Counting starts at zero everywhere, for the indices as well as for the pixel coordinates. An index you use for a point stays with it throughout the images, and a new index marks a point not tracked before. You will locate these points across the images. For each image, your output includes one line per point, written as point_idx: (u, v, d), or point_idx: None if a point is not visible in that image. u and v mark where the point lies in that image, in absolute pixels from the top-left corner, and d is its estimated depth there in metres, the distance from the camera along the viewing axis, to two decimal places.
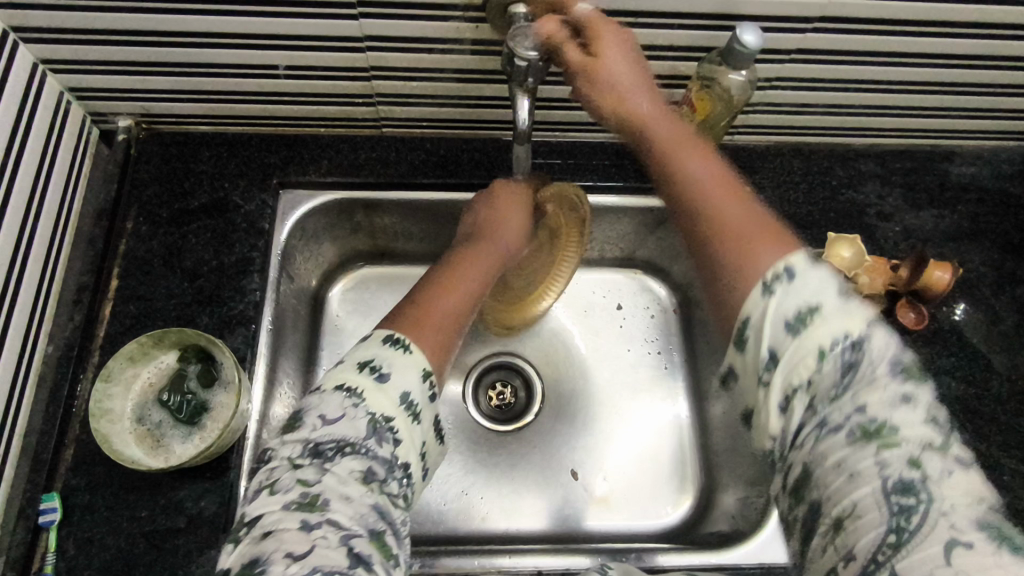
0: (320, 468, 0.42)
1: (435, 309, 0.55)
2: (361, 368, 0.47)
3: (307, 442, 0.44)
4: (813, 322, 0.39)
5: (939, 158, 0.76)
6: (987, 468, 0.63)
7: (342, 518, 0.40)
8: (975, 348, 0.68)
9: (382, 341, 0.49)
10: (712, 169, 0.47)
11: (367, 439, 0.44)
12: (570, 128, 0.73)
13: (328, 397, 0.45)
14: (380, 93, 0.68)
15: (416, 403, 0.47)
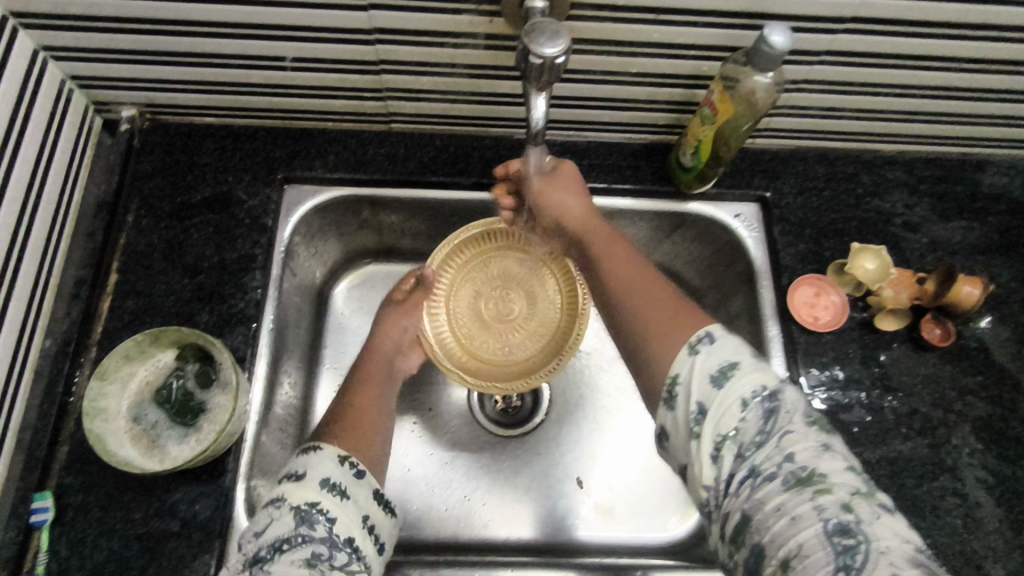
0: (263, 573, 0.43)
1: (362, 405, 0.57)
2: (283, 480, 0.48)
3: (246, 556, 0.44)
4: (734, 376, 0.45)
5: (970, 167, 0.73)
6: (1012, 493, 0.60)
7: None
8: (1003, 367, 0.65)
9: (300, 453, 0.51)
10: (639, 270, 0.57)
11: (298, 528, 0.45)
12: (585, 127, 0.70)
13: (256, 517, 0.46)
14: (390, 87, 0.65)
15: (339, 484, 0.48)
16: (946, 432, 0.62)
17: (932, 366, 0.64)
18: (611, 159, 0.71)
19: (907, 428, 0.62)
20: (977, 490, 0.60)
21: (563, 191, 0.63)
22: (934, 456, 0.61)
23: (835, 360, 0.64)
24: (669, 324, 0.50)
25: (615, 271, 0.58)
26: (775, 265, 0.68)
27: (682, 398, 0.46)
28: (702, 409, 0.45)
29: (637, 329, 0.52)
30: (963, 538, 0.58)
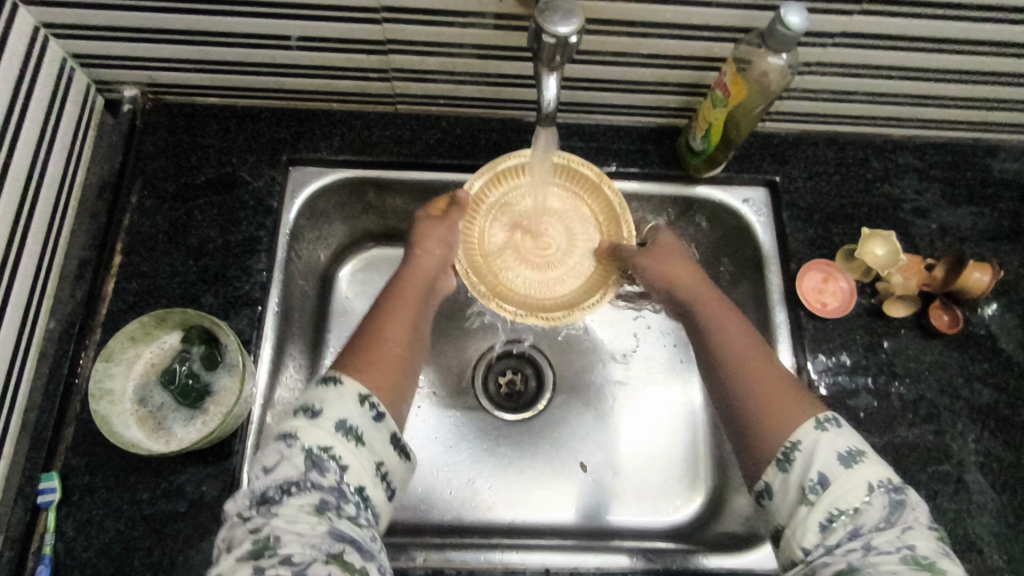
0: (267, 514, 0.40)
1: (384, 339, 0.54)
2: (297, 412, 0.45)
3: (253, 493, 0.42)
4: (863, 462, 0.45)
5: (981, 153, 0.73)
6: (1015, 480, 0.60)
7: (295, 549, 0.39)
8: (1010, 354, 0.64)
9: (318, 382, 0.47)
10: (752, 349, 0.54)
11: (308, 471, 0.42)
12: (593, 110, 0.69)
13: (267, 449, 0.44)
14: (397, 67, 0.64)
15: (356, 427, 0.45)
16: (953, 418, 0.62)
17: (939, 353, 0.64)
18: (619, 142, 0.71)
19: (914, 413, 0.62)
20: (982, 476, 0.60)
21: (679, 262, 0.64)
22: (939, 441, 0.61)
23: (842, 346, 0.64)
24: (782, 400, 0.50)
25: (733, 351, 0.55)
26: (783, 251, 0.68)
27: (799, 465, 0.46)
28: (823, 482, 0.44)
29: (754, 418, 0.50)
30: (966, 522, 0.59)
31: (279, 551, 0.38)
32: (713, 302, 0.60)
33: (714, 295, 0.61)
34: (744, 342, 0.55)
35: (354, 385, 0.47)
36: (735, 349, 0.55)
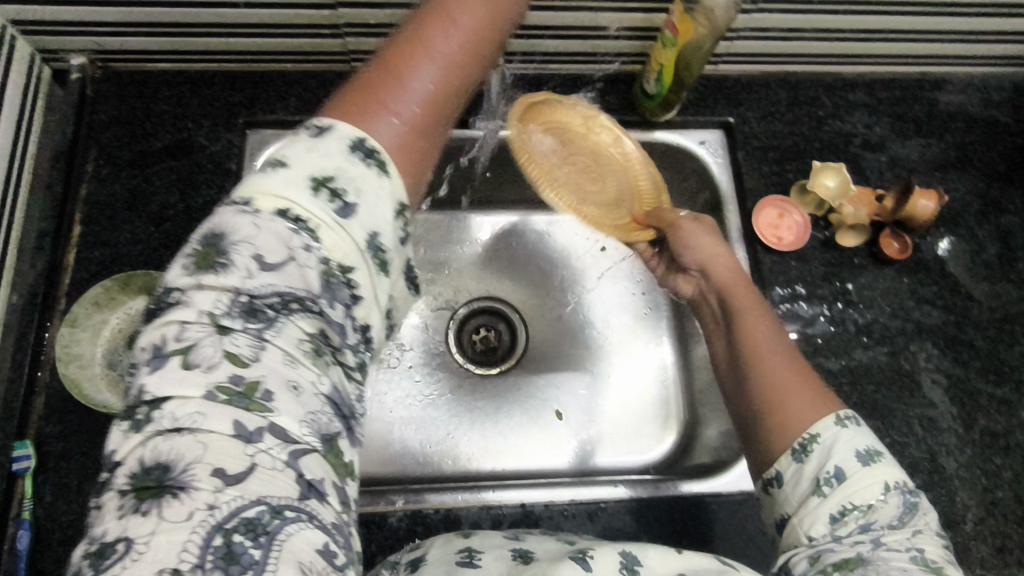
0: (258, 336, 0.32)
1: (406, 79, 0.39)
2: (316, 187, 0.35)
3: (236, 294, 0.32)
4: (881, 461, 0.41)
5: (928, 87, 0.75)
6: (964, 393, 0.63)
7: (291, 424, 0.31)
8: (958, 276, 0.67)
9: (347, 155, 0.36)
10: (779, 353, 0.48)
11: (321, 295, 0.34)
12: (548, 59, 0.70)
13: (267, 230, 0.33)
14: (348, 22, 0.64)
15: (384, 248, 0.37)
16: (905, 340, 0.64)
17: (892, 279, 0.66)
18: (576, 91, 0.71)
19: (868, 337, 0.64)
20: (933, 393, 0.63)
21: (716, 254, 0.59)
22: (893, 362, 0.64)
23: (798, 278, 0.66)
24: (801, 396, 0.45)
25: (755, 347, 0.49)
26: (740, 191, 0.69)
27: (816, 456, 0.41)
28: (839, 475, 0.40)
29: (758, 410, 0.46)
30: (919, 436, 0.61)
31: (271, 417, 0.30)
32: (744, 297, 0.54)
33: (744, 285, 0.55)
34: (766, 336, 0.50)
35: (392, 187, 0.37)
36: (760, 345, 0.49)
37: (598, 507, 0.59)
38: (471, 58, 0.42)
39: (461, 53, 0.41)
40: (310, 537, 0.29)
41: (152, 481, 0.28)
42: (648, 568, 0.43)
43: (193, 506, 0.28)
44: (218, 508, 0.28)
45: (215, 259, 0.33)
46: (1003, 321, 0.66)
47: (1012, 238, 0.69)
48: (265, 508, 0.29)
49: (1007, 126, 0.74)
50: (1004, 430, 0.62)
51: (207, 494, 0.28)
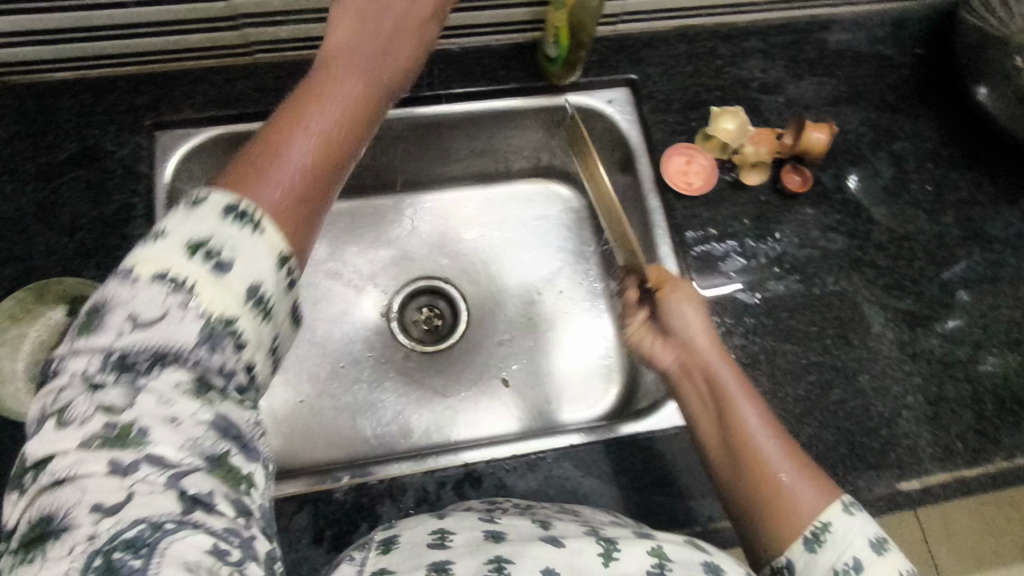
0: (133, 386, 0.33)
1: (288, 147, 0.38)
2: (192, 250, 0.35)
3: (111, 351, 0.33)
4: (891, 549, 0.44)
5: (817, 29, 0.78)
6: (871, 310, 0.67)
7: (169, 451, 0.32)
8: (858, 203, 0.71)
9: (222, 215, 0.36)
10: (775, 440, 0.50)
11: (196, 346, 0.34)
12: (452, 34, 0.71)
13: (142, 288, 0.34)
14: (244, 13, 0.64)
15: (267, 297, 0.36)
16: (813, 266, 0.68)
17: (797, 211, 0.70)
18: (483, 63, 0.73)
19: (779, 268, 0.68)
20: (843, 313, 0.67)
21: (692, 319, 0.59)
22: (804, 288, 0.67)
23: (709, 220, 0.69)
24: (801, 482, 0.47)
25: (744, 428, 0.51)
26: (648, 144, 0.72)
27: (831, 546, 0.44)
28: (857, 567, 0.43)
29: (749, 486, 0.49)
30: (833, 355, 0.65)
31: (147, 449, 0.32)
32: (731, 378, 0.54)
33: (730, 368, 0.55)
34: (753, 418, 0.51)
35: (270, 242, 0.36)
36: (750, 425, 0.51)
37: (538, 458, 0.60)
38: (361, 110, 0.41)
39: (355, 105, 0.41)
40: (193, 542, 0.30)
41: (38, 533, 0.30)
42: (625, 557, 0.44)
43: (75, 540, 0.29)
44: (98, 536, 0.29)
45: (95, 324, 0.34)
46: (902, 240, 0.70)
47: (904, 161, 0.73)
48: (145, 525, 0.30)
49: (893, 58, 0.78)
50: (908, 339, 0.66)
51: (86, 527, 0.30)
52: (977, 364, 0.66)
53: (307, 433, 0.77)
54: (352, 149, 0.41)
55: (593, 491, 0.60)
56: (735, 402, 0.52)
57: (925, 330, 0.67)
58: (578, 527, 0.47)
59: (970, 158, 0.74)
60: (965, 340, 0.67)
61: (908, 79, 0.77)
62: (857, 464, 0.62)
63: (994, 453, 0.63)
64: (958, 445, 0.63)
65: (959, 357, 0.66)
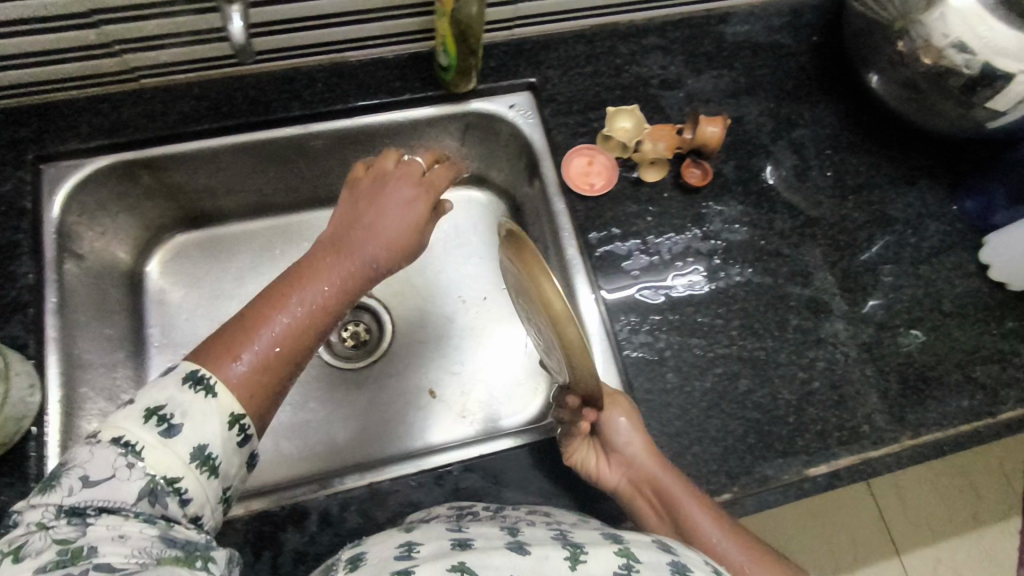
0: (81, 527, 0.40)
1: (269, 322, 0.48)
2: (147, 419, 0.43)
3: (63, 504, 0.40)
4: None
5: (714, 22, 0.79)
6: (776, 298, 0.68)
7: (116, 559, 0.38)
8: (758, 193, 0.72)
9: (181, 383, 0.44)
10: (728, 533, 0.57)
11: (142, 497, 0.41)
12: (343, 47, 0.70)
13: (99, 452, 0.42)
14: (119, 40, 0.63)
15: (212, 456, 0.44)
16: (717, 258, 0.69)
17: (700, 204, 0.70)
18: (379, 74, 0.72)
19: (683, 262, 0.68)
20: (747, 303, 0.67)
21: (634, 433, 0.59)
22: (710, 280, 0.68)
23: (612, 219, 0.69)
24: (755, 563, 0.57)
25: (703, 533, 0.57)
26: (550, 146, 0.72)
27: None
28: None
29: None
30: (739, 346, 0.66)
31: (94, 560, 0.38)
32: (675, 485, 0.58)
33: (670, 470, 0.58)
34: (700, 516, 0.57)
35: (220, 404, 0.44)
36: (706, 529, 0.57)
37: (444, 470, 0.60)
38: (336, 298, 0.52)
39: (333, 293, 0.52)
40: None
41: None
42: (592, 559, 0.44)
43: None
44: None
45: (57, 483, 0.41)
46: (804, 227, 0.71)
47: (804, 149, 0.74)
48: None
49: (790, 47, 0.79)
50: (813, 325, 0.67)
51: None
52: (881, 345, 0.67)
53: None
54: (322, 330, 0.51)
55: (501, 499, 0.60)
56: (683, 505, 0.57)
57: (829, 315, 0.68)
58: (546, 533, 0.48)
59: (868, 142, 0.76)
60: (868, 323, 0.68)
61: (806, 66, 0.78)
62: (766, 452, 0.62)
63: (900, 432, 0.64)
64: (865, 427, 0.64)
65: (863, 339, 0.67)
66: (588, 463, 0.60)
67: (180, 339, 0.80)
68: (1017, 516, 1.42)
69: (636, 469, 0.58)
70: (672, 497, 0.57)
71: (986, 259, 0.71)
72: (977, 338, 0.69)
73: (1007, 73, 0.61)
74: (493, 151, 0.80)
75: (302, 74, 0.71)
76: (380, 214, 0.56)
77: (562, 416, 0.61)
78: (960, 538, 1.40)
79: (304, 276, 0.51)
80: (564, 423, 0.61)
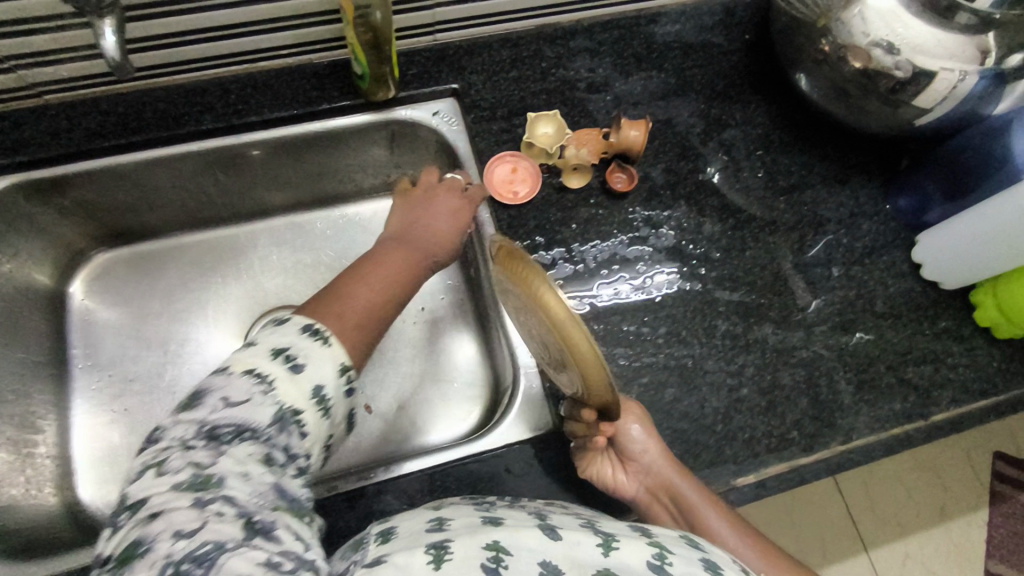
0: (216, 451, 0.42)
1: (354, 291, 0.58)
2: (275, 357, 0.48)
3: (203, 423, 0.44)
4: None
5: (644, 22, 0.77)
6: (705, 304, 0.67)
7: (240, 494, 0.41)
8: (685, 196, 0.71)
9: (300, 332, 0.51)
10: (747, 542, 0.58)
11: (271, 426, 0.45)
12: (256, 57, 0.69)
13: (235, 380, 0.46)
14: (10, 56, 0.61)
15: (326, 399, 0.49)
16: (643, 264, 0.67)
17: (626, 209, 0.69)
18: (295, 84, 0.70)
19: (608, 269, 0.67)
20: (674, 310, 0.66)
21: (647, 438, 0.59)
22: (635, 288, 0.66)
23: (535, 228, 0.68)
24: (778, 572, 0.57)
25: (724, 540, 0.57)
26: (474, 153, 0.71)
27: None
28: None
29: None
30: (665, 355, 0.64)
31: (223, 490, 0.40)
32: (693, 493, 0.58)
33: (689, 478, 0.58)
34: (717, 523, 0.57)
35: (332, 352, 0.51)
36: (726, 536, 0.57)
37: (358, 493, 0.60)
38: (402, 277, 0.62)
39: (400, 274, 0.62)
40: (252, 555, 0.37)
41: (126, 556, 0.37)
42: (624, 549, 0.44)
43: (154, 558, 0.37)
44: (173, 556, 0.37)
45: (197, 404, 0.45)
46: (733, 230, 0.70)
47: (734, 150, 0.73)
48: (211, 545, 0.37)
49: (721, 46, 0.77)
50: (742, 331, 0.66)
51: (165, 547, 0.37)
52: (811, 349, 0.66)
53: None
54: (395, 301, 0.61)
55: None
56: (701, 513, 0.57)
57: (759, 320, 0.67)
58: (574, 519, 0.49)
59: (800, 141, 0.74)
60: (799, 326, 0.67)
61: (737, 65, 0.77)
62: (692, 463, 0.61)
63: (831, 437, 0.63)
64: (794, 434, 0.63)
65: (793, 343, 0.66)
66: (603, 475, 0.59)
67: (106, 361, 0.79)
68: (985, 507, 1.42)
69: (656, 477, 0.58)
70: (690, 503, 0.57)
71: (918, 257, 0.70)
72: (909, 339, 0.68)
73: (928, 71, 0.59)
74: (422, 159, 0.78)
75: (217, 85, 0.69)
76: (427, 221, 0.67)
77: (575, 430, 0.60)
78: (929, 531, 1.39)
79: (378, 265, 0.62)
80: (579, 438, 0.60)
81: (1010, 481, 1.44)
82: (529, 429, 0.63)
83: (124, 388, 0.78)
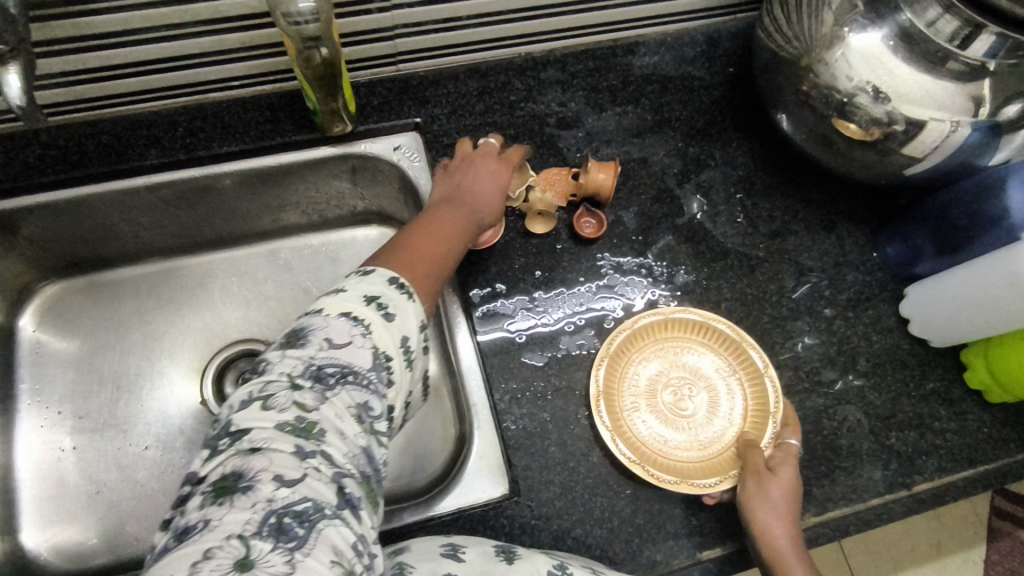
0: (320, 395, 0.40)
1: (409, 242, 0.53)
2: (369, 304, 0.45)
3: (309, 361, 0.41)
4: None
5: (621, 53, 0.72)
6: (675, 359, 0.63)
7: (336, 452, 0.39)
8: (657, 241, 0.67)
9: (388, 284, 0.47)
10: None
11: (370, 372, 0.42)
12: (206, 89, 0.67)
13: (334, 322, 0.43)
14: None
15: (412, 351, 0.46)
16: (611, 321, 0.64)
17: (595, 255, 0.66)
18: (248, 115, 0.68)
19: (575, 323, 0.64)
20: (641, 365, 0.62)
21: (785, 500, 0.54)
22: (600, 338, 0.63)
23: (497, 276, 0.65)
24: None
25: None
26: None
27: None
28: None
29: None
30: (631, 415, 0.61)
31: (322, 446, 0.38)
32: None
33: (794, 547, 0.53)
34: None
35: (415, 307, 0.47)
36: None
37: None
38: (457, 229, 0.56)
39: (455, 226, 0.56)
40: (342, 529, 0.36)
41: (229, 485, 0.36)
42: None
43: (255, 499, 0.35)
44: (275, 501, 0.35)
45: (299, 340, 0.42)
46: (707, 279, 0.66)
47: (712, 191, 0.69)
48: (310, 504, 0.36)
49: (703, 79, 0.73)
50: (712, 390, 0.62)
51: (267, 490, 0.36)
52: None
53: (90, 528, 0.68)
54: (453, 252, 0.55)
55: None
56: None
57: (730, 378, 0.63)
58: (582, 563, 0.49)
59: (784, 183, 0.70)
60: None
61: (719, 100, 0.72)
62: (655, 535, 0.58)
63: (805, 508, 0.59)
64: None
65: None
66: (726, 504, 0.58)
67: (57, 397, 0.73)
68: (981, 545, 1.31)
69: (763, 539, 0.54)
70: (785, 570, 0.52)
71: (906, 312, 0.66)
72: (893, 401, 0.64)
73: (920, 121, 0.55)
74: (387, 192, 0.75)
75: (163, 118, 0.68)
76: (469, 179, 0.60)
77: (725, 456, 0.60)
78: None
79: (434, 220, 0.56)
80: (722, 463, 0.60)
81: (1010, 518, 1.32)
82: (487, 494, 0.58)
83: (77, 424, 0.72)
